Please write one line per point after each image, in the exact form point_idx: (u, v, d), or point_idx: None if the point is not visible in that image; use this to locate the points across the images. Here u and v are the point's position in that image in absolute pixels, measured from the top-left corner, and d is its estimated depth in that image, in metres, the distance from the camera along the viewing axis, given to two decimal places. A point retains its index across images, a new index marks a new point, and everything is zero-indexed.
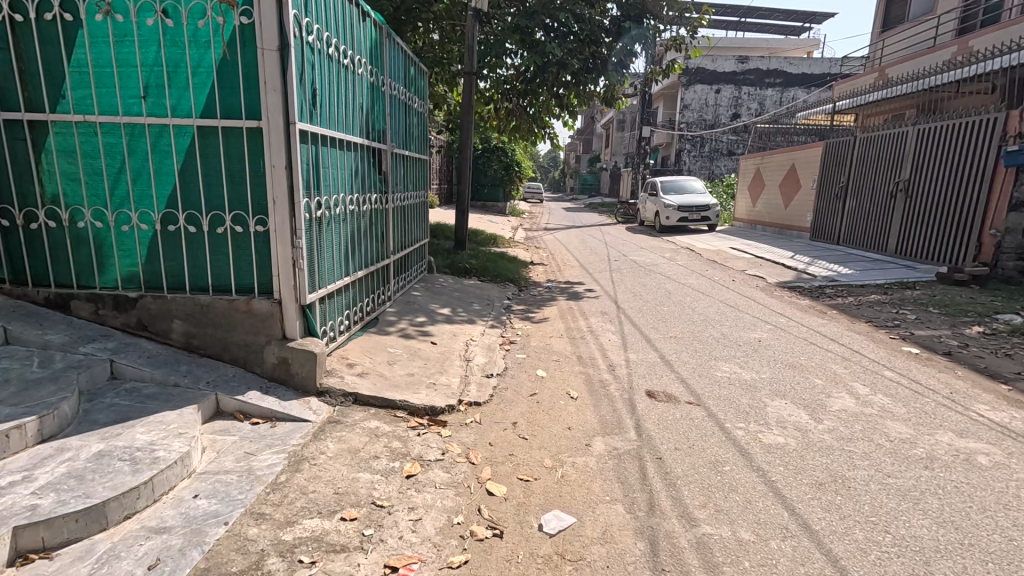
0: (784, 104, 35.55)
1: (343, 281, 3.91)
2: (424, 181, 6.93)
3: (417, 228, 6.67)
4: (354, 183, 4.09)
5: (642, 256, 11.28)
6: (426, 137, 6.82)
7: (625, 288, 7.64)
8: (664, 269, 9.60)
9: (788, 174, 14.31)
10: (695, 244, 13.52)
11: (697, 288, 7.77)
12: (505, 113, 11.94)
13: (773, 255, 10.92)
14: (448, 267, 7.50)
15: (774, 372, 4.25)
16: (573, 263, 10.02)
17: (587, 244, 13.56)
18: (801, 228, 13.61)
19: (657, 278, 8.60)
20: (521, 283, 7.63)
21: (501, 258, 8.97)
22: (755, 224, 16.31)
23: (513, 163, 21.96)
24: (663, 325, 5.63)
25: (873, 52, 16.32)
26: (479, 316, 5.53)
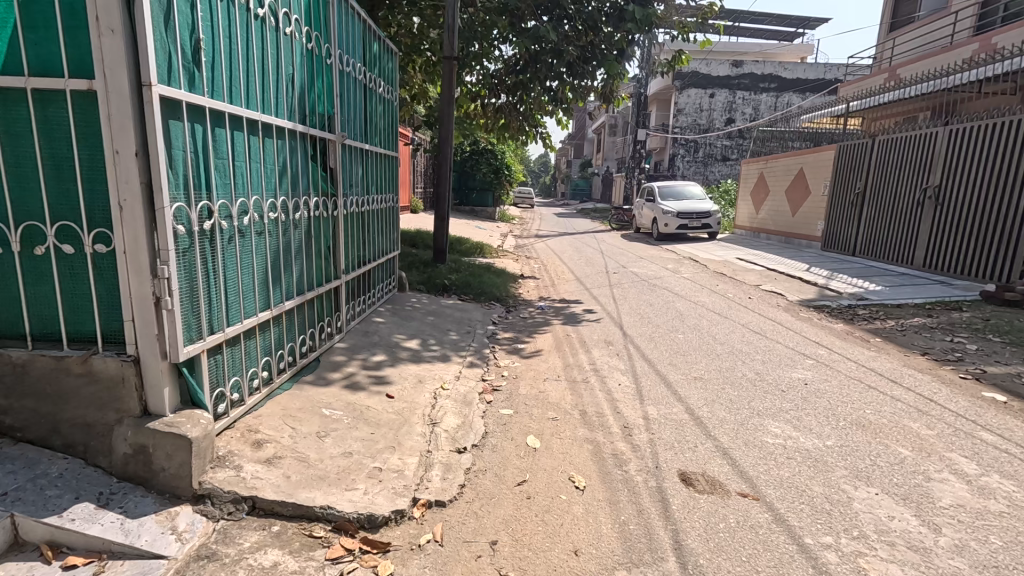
0: (779, 109, 34.99)
1: (259, 318, 2.81)
2: (394, 183, 5.83)
3: (384, 239, 5.55)
4: (278, 182, 3.00)
5: (644, 268, 10.24)
6: (395, 130, 5.72)
7: (630, 308, 6.59)
8: (670, 283, 8.57)
9: (796, 179, 13.41)
10: (698, 254, 12.53)
11: (713, 308, 6.74)
12: (493, 111, 10.88)
13: (786, 267, 9.96)
14: (423, 283, 6.40)
15: (840, 436, 3.21)
16: (568, 276, 8.97)
17: (582, 253, 12.55)
18: (810, 236, 12.70)
19: (664, 295, 7.56)
20: (509, 302, 6.55)
21: (487, 271, 7.89)
22: (759, 231, 15.39)
23: (503, 165, 21.02)
24: (682, 361, 4.58)
25: (881, 52, 15.54)
26: (455, 351, 4.43)
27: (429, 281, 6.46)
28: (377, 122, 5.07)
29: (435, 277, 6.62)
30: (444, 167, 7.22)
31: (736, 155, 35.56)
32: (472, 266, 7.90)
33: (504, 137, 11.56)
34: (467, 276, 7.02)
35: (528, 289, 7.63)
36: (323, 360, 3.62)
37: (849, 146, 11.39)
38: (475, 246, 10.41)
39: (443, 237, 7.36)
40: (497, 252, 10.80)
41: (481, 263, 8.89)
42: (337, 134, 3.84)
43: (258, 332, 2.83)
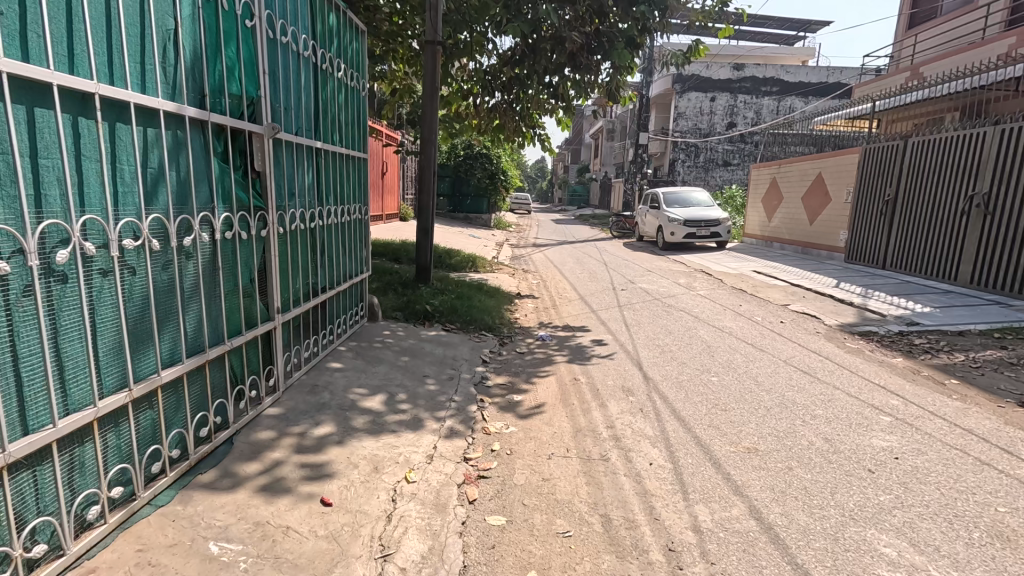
0: (781, 114, 34.19)
1: (102, 410, 1.78)
2: (365, 190, 4.79)
3: (349, 259, 4.48)
4: (145, 193, 1.97)
5: (655, 284, 9.22)
6: (364, 125, 4.68)
7: (647, 338, 5.55)
8: (687, 303, 7.57)
9: (814, 185, 12.44)
10: (710, 266, 11.52)
11: (743, 337, 5.72)
12: (486, 111, 9.88)
13: (813, 283, 8.96)
14: (401, 310, 5.36)
15: (987, 564, 2.18)
16: (572, 294, 7.95)
17: (584, 266, 11.56)
18: (831, 246, 11.72)
19: (683, 319, 6.53)
20: (503, 331, 5.51)
21: (478, 291, 6.85)
22: (772, 241, 14.42)
23: (498, 171, 20.09)
24: (725, 420, 3.55)
25: (899, 51, 14.68)
26: (431, 410, 3.40)
27: (408, 306, 5.43)
28: (337, 114, 4.00)
29: (415, 300, 5.58)
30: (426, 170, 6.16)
31: (738, 160, 34.72)
32: (462, 285, 6.89)
33: (499, 139, 10.58)
34: (454, 299, 5.99)
35: (525, 312, 6.59)
36: (238, 441, 2.57)
37: (876, 149, 10.43)
38: (468, 260, 9.41)
39: (426, 252, 6.33)
40: (491, 267, 9.76)
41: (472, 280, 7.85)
42: (265, 126, 2.80)
43: (99, 431, 1.80)
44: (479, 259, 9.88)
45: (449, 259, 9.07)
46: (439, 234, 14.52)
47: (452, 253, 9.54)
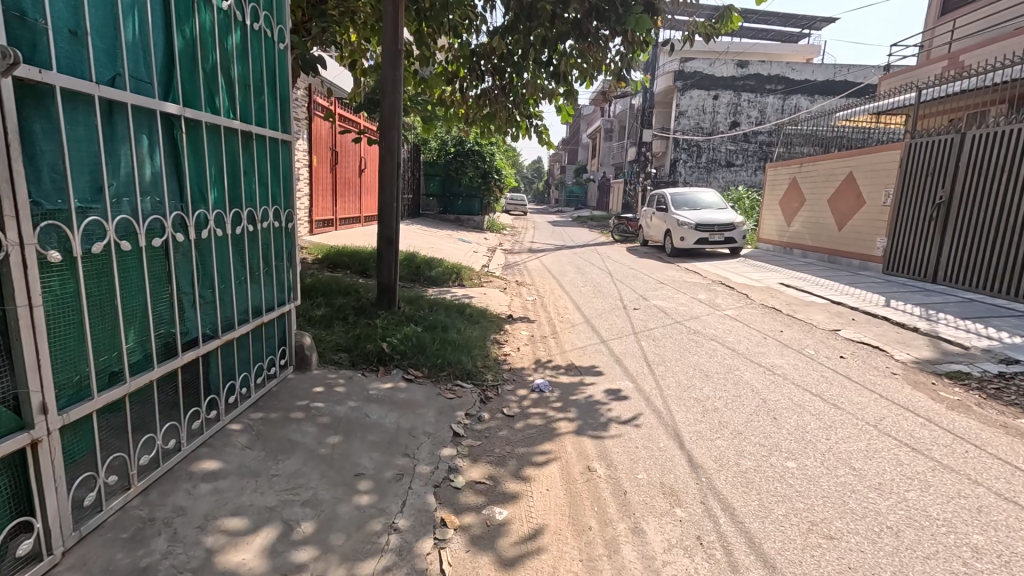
0: (786, 113, 33.00)
1: None
2: (291, 187, 3.37)
3: (258, 288, 3.03)
4: None
5: (671, 301, 7.84)
6: (289, 93, 3.26)
7: (678, 388, 4.15)
8: (716, 328, 6.20)
9: (843, 185, 11.10)
10: (729, 277, 10.18)
11: (802, 384, 4.35)
12: (474, 98, 8.50)
13: (856, 301, 7.62)
14: (347, 351, 3.95)
15: None
16: (575, 315, 6.56)
17: (585, 276, 10.19)
18: (865, 255, 10.38)
19: (717, 353, 5.16)
20: (486, 378, 4.09)
21: (459, 316, 5.44)
22: (791, 247, 13.05)
23: (491, 169, 18.73)
24: (842, 567, 2.16)
25: (929, 41, 13.47)
26: (350, 563, 1.99)
27: (357, 344, 4.01)
28: (223, 67, 2.58)
29: (368, 334, 4.17)
30: (387, 162, 4.70)
31: (741, 161, 33.36)
32: (438, 307, 5.47)
33: (489, 131, 9.20)
34: (424, 330, 4.57)
35: (517, 344, 5.18)
36: None
37: (921, 144, 9.10)
38: (451, 272, 8.04)
39: (389, 269, 4.92)
40: (479, 279, 8.37)
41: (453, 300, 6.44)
42: None
43: None
44: (466, 269, 8.50)
45: (428, 271, 7.68)
46: (424, 238, 13.12)
47: (433, 263, 8.17)
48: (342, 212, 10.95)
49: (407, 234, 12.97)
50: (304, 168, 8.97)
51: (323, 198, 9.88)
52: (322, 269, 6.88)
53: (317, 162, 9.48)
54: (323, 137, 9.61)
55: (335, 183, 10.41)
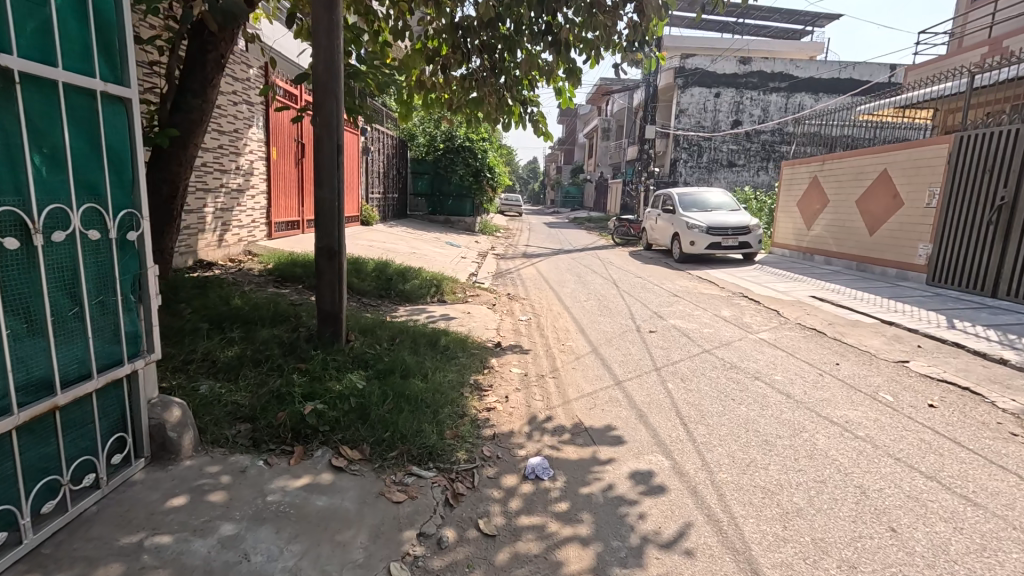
0: (790, 112, 31.93)
1: None
2: (135, 173, 2.08)
3: (44, 349, 1.73)
4: None
5: (691, 319, 6.61)
6: (122, 17, 1.98)
7: (734, 468, 2.89)
8: (755, 360, 4.96)
9: (875, 185, 9.92)
10: (750, 288, 8.96)
11: (903, 457, 3.11)
12: (459, 80, 7.24)
13: (911, 321, 6.41)
14: (249, 422, 2.67)
15: None
16: (579, 341, 5.30)
17: (588, 286, 8.94)
18: (903, 263, 9.19)
19: (770, 402, 3.90)
20: (456, 457, 2.78)
21: (430, 349, 4.17)
22: (813, 252, 11.82)
23: (483, 167, 17.46)
24: None
25: (960, 27, 12.35)
26: None
27: (266, 411, 2.71)
28: None
29: (287, 391, 2.87)
30: (322, 148, 3.36)
31: (743, 161, 32.22)
32: (402, 339, 4.18)
33: (477, 120, 7.94)
34: (374, 380, 3.27)
35: (506, 390, 3.89)
36: None
37: (975, 137, 7.90)
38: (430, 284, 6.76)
39: (331, 292, 3.62)
40: (465, 292, 7.10)
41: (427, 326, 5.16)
42: None
43: None
44: (449, 280, 7.22)
45: (402, 284, 6.40)
46: (408, 241, 11.84)
47: (410, 273, 6.89)
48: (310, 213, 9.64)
49: (388, 237, 11.68)
50: (261, 161, 7.67)
51: (287, 197, 8.58)
52: (267, 285, 5.58)
53: (278, 154, 8.17)
54: (286, 126, 8.31)
55: (301, 179, 9.10)
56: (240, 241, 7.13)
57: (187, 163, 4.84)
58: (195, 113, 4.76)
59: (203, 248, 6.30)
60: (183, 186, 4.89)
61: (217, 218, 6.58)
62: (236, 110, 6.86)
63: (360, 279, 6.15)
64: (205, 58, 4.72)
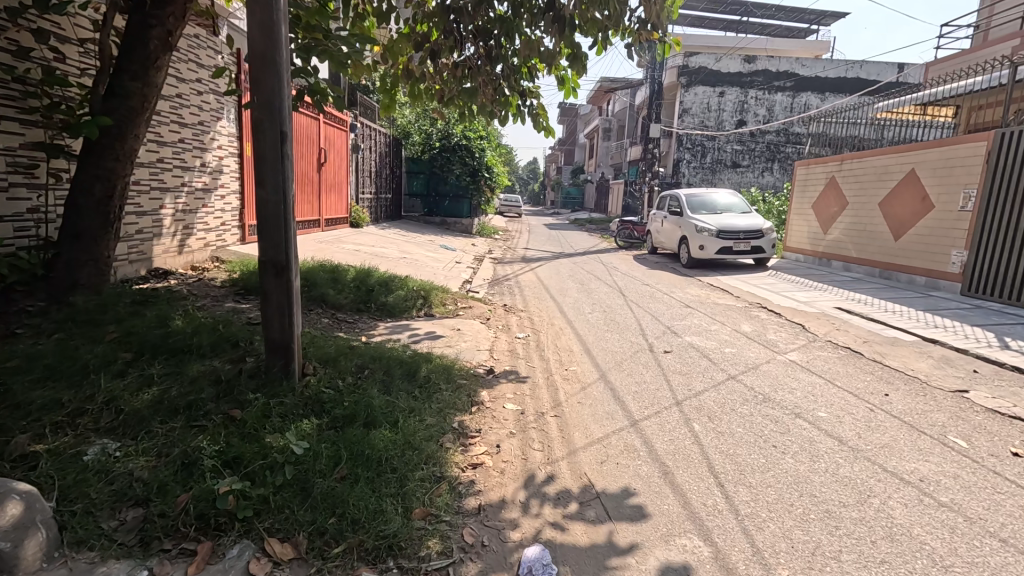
0: (795, 112, 31.23)
1: None
2: None
3: None
4: None
5: (710, 336, 5.89)
6: None
7: (797, 561, 2.17)
8: (790, 389, 4.26)
9: (901, 187, 9.22)
10: (768, 298, 8.24)
11: (1010, 539, 2.39)
12: (451, 68, 6.53)
13: (957, 338, 5.69)
14: (142, 506, 1.95)
15: None
16: (585, 366, 4.59)
17: (592, 295, 8.22)
18: (933, 271, 8.47)
19: (820, 451, 3.19)
20: (426, 549, 2.07)
21: (406, 383, 3.46)
22: (830, 258, 11.11)
23: (481, 167, 16.73)
24: None
25: (986, 20, 11.66)
26: None
27: (165, 492, 1.99)
28: None
29: (198, 461, 2.14)
30: (264, 135, 2.61)
31: (747, 161, 31.49)
32: (374, 371, 3.46)
33: (471, 114, 7.22)
34: (325, 436, 2.56)
35: (497, 436, 3.17)
36: None
37: (1018, 135, 7.19)
38: (417, 296, 6.05)
39: (279, 315, 2.90)
40: (457, 303, 6.40)
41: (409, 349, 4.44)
42: None
43: None
44: (439, 291, 6.51)
45: (384, 296, 5.69)
46: (399, 244, 11.13)
47: (395, 282, 6.18)
48: None
49: (378, 240, 10.97)
50: (233, 158, 6.97)
51: None
52: (228, 298, 4.87)
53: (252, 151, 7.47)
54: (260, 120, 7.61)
55: None
56: (207, 246, 6.43)
57: (126, 158, 4.13)
58: (135, 100, 4.04)
59: (160, 255, 5.59)
60: (122, 186, 4.18)
61: (178, 222, 5.88)
62: (201, 100, 6.16)
63: (337, 289, 5.44)
64: (148, 34, 4.00)
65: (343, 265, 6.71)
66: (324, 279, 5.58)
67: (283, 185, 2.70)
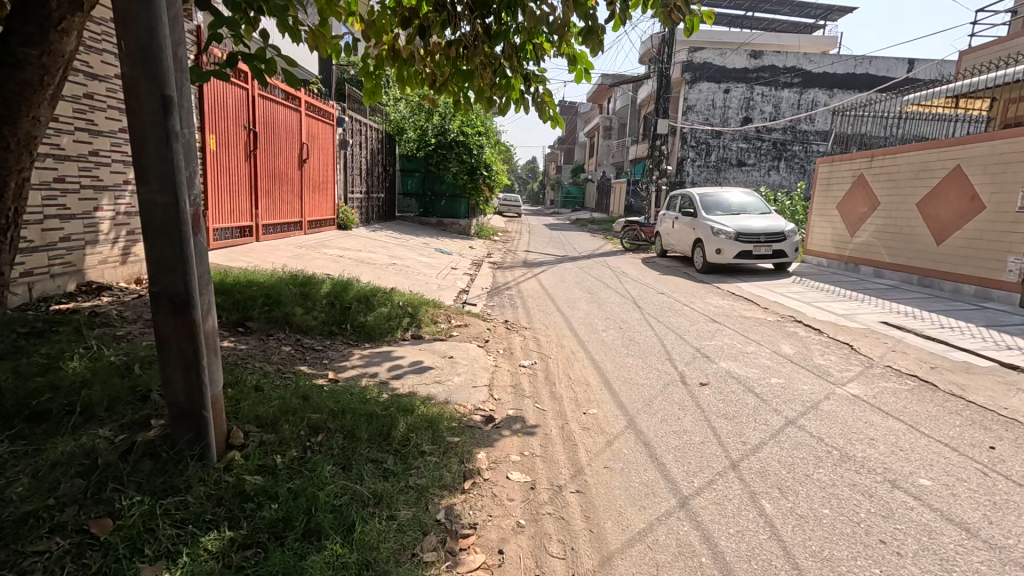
0: (803, 108, 30.37)
1: None
2: None
3: None
4: None
5: (749, 361, 4.98)
6: None
7: None
8: (871, 440, 3.35)
9: (946, 186, 8.32)
10: (802, 310, 7.34)
11: None
12: (443, 47, 5.60)
13: None
14: None
15: None
16: (609, 409, 3.66)
17: (604, 307, 7.33)
18: (986, 279, 7.57)
19: (949, 551, 2.30)
20: None
21: (376, 450, 2.55)
22: (859, 263, 10.21)
23: (479, 164, 15.81)
24: None
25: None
26: None
27: None
28: None
29: None
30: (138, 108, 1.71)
31: (753, 160, 30.57)
32: (333, 435, 2.55)
33: (467, 103, 6.28)
34: (230, 573, 1.63)
35: (500, 535, 2.26)
36: None
37: None
38: (403, 313, 5.15)
39: (184, 372, 2.01)
40: (451, 321, 5.50)
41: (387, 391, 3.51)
42: None
43: None
44: (431, 306, 5.61)
45: (363, 315, 4.78)
46: (390, 248, 10.21)
47: (378, 296, 5.27)
48: (269, 217, 8.04)
49: (367, 244, 10.05)
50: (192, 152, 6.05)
51: (232, 198, 6.96)
52: None
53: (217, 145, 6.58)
54: (227, 111, 6.71)
55: (253, 176, 7.50)
56: None
57: (23, 148, 3.25)
58: (31, 73, 3.08)
59: (95, 266, 4.68)
60: (18, 183, 3.31)
61: (121, 227, 4.97)
62: None
63: (305, 308, 4.52)
64: None
65: (318, 275, 5.80)
66: (290, 294, 4.67)
67: (172, 181, 1.79)
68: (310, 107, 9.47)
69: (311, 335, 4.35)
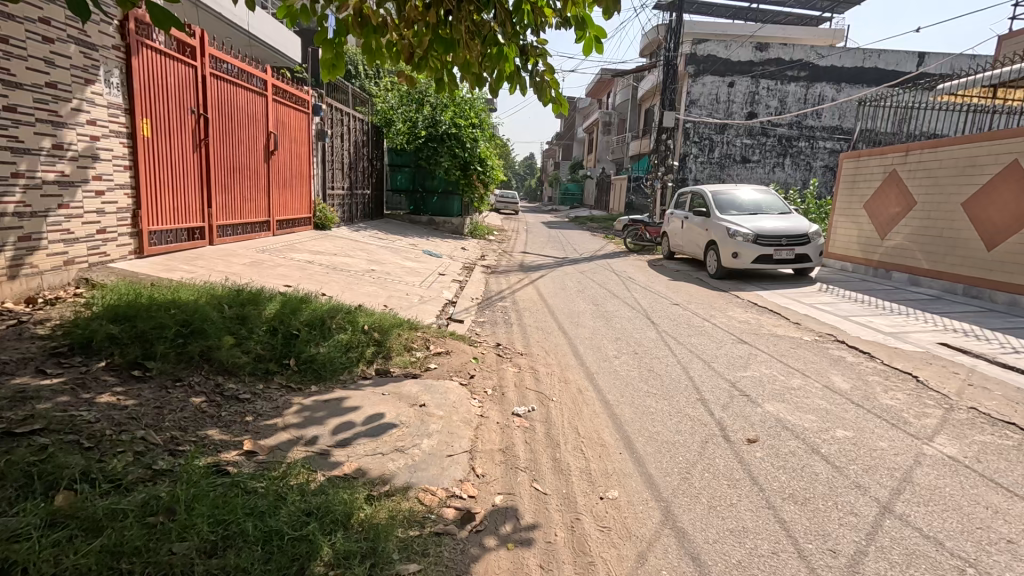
0: (809, 103, 29.38)
1: None
2: None
3: None
4: None
5: (800, 401, 3.98)
6: None
7: None
8: (1010, 545, 2.36)
9: (1001, 185, 7.37)
10: (841, 328, 6.35)
11: None
12: (422, 12, 4.48)
13: None
14: None
15: None
16: (634, 491, 2.66)
17: (612, 321, 6.32)
18: None
19: None
20: None
21: None
22: (890, 268, 9.24)
23: (473, 159, 14.77)
24: None
25: None
26: None
27: None
28: None
29: None
30: None
31: (757, 156, 29.58)
32: None
33: (453, 84, 5.21)
34: None
35: None
36: None
37: None
38: (368, 341, 4.11)
39: None
40: (429, 347, 4.47)
41: (324, 470, 2.49)
42: None
43: None
44: (405, 329, 4.59)
45: (313, 346, 3.74)
46: (371, 251, 9.16)
47: (338, 318, 4.24)
48: (225, 216, 6.98)
49: (344, 246, 8.99)
50: (117, 138, 4.97)
51: (176, 195, 5.94)
52: (33, 360, 2.90)
53: (154, 132, 5.53)
54: (166, 90, 5.66)
55: (204, 169, 6.44)
56: (71, 265, 4.49)
57: None
58: None
59: None
60: None
61: (9, 231, 3.92)
62: (53, 54, 4.21)
63: (234, 338, 3.49)
64: None
65: (269, 290, 4.78)
66: (219, 318, 3.64)
67: None
68: (279, 92, 8.39)
69: (239, 376, 3.31)
